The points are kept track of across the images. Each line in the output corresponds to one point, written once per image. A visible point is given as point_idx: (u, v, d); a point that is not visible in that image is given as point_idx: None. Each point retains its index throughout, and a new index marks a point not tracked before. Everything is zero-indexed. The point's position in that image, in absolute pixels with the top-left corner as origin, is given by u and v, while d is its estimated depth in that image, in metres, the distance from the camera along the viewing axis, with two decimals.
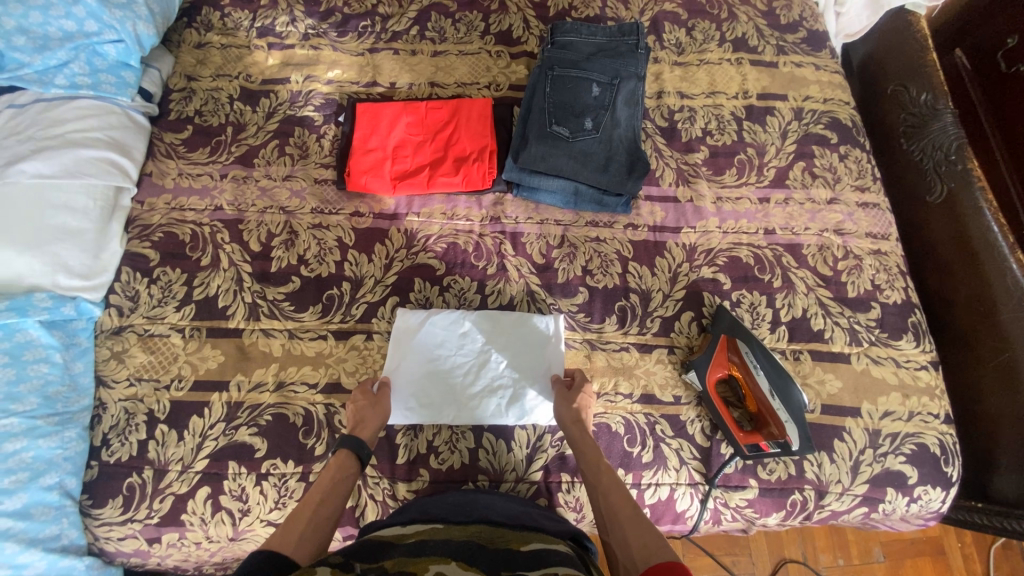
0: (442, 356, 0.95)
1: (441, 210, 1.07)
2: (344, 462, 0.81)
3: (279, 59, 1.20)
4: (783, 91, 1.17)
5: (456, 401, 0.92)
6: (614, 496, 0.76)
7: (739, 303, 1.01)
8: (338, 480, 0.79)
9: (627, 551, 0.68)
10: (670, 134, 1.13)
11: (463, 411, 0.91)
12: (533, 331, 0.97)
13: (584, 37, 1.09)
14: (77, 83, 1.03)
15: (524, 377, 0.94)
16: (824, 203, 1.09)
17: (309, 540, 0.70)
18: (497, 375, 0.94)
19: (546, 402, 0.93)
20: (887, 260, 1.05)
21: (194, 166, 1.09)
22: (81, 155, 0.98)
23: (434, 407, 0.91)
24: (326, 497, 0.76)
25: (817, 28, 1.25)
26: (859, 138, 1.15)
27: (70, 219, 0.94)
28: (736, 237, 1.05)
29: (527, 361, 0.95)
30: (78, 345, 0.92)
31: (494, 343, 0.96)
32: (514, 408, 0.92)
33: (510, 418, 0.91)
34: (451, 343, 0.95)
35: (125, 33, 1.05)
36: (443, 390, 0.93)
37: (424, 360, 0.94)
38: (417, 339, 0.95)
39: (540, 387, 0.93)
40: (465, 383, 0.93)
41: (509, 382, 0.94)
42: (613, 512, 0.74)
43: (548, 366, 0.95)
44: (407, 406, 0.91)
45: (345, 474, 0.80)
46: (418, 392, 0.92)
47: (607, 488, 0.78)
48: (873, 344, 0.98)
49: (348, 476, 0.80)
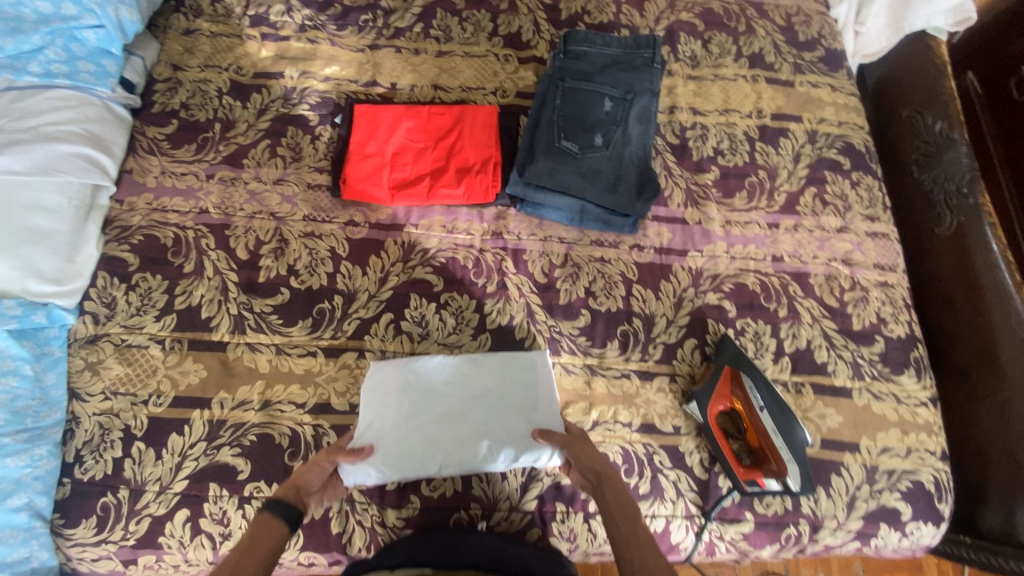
0: (420, 403, 0.89)
1: (441, 222, 1.02)
2: (269, 519, 0.69)
3: (273, 51, 1.13)
4: (798, 112, 1.14)
5: (434, 451, 0.85)
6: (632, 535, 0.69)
7: (744, 331, 0.98)
8: (262, 539, 0.66)
9: None
10: (681, 152, 1.09)
11: (444, 463, 0.85)
12: (522, 369, 0.92)
13: (599, 47, 1.04)
14: (52, 71, 0.96)
15: (507, 425, 0.88)
16: (835, 231, 1.06)
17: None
18: (479, 424, 0.88)
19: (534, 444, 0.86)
20: (893, 293, 1.04)
21: (178, 164, 1.02)
22: (54, 149, 0.92)
23: (410, 461, 0.84)
24: (243, 562, 0.63)
25: (834, 47, 1.22)
26: (871, 164, 1.12)
27: (42, 219, 0.89)
28: (744, 263, 1.02)
29: (513, 400, 0.90)
30: (50, 354, 0.87)
31: (476, 388, 0.90)
32: (501, 452, 0.85)
33: (495, 467, 0.85)
34: (431, 388, 0.90)
35: (107, 19, 0.98)
36: (421, 440, 0.86)
37: (403, 408, 0.88)
38: (394, 385, 0.89)
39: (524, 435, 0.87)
40: (448, 429, 0.87)
41: (496, 424, 0.88)
42: (630, 551, 0.67)
43: (548, 403, 0.89)
44: (382, 461, 0.83)
45: (270, 534, 0.67)
46: (396, 442, 0.85)
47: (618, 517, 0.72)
48: (875, 379, 0.98)
49: (275, 535, 0.68)
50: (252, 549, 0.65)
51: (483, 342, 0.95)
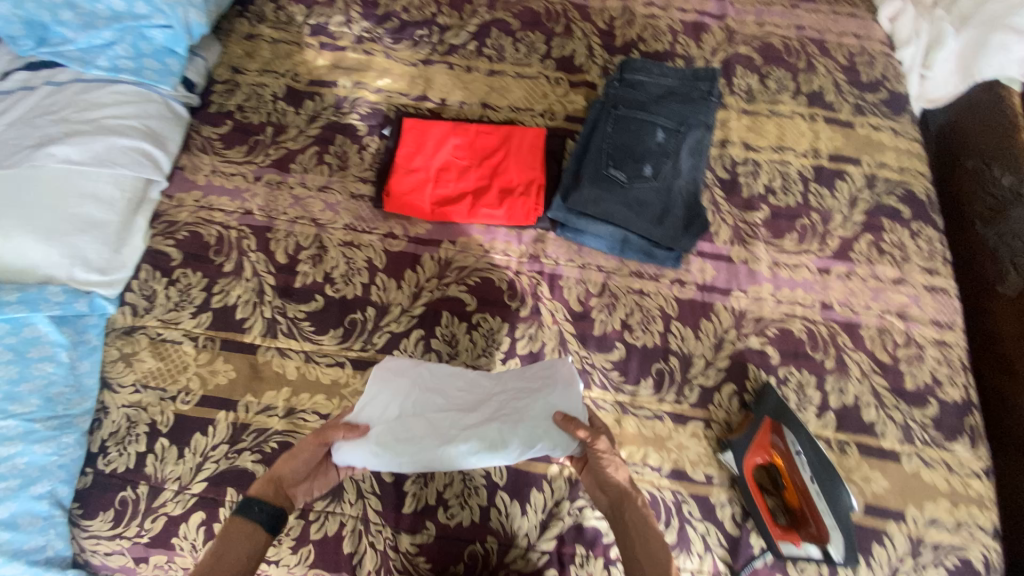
0: (431, 390, 0.83)
1: (479, 240, 1.01)
2: (241, 525, 0.65)
3: (329, 60, 1.15)
4: (856, 155, 1.09)
5: (437, 436, 0.78)
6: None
7: (787, 380, 0.93)
8: (233, 549, 0.62)
9: None
10: (730, 188, 1.05)
11: (448, 449, 0.76)
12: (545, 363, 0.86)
13: (655, 77, 1.03)
14: (119, 66, 0.99)
15: (519, 409, 0.79)
16: (890, 282, 1.00)
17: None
18: (489, 410, 0.81)
19: (550, 437, 0.76)
20: (951, 353, 0.97)
21: (229, 164, 1.04)
22: (114, 143, 0.95)
23: (410, 444, 0.77)
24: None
25: (898, 90, 1.17)
26: (933, 214, 1.06)
27: (94, 209, 0.91)
28: (791, 307, 0.98)
29: (531, 389, 0.82)
30: (87, 343, 0.88)
31: (488, 379, 0.86)
32: (510, 438, 0.76)
33: (505, 456, 0.75)
34: (440, 375, 0.85)
35: (175, 19, 1.00)
36: (424, 424, 0.79)
37: (412, 392, 0.82)
38: (407, 370, 0.85)
39: (537, 420, 0.77)
40: (458, 417, 0.80)
41: (510, 414, 0.79)
42: None
43: (568, 392, 0.80)
44: (380, 441, 0.76)
45: (241, 541, 0.63)
46: (396, 423, 0.78)
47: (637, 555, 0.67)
48: (926, 444, 0.91)
49: (246, 541, 0.64)
50: (219, 565, 0.61)
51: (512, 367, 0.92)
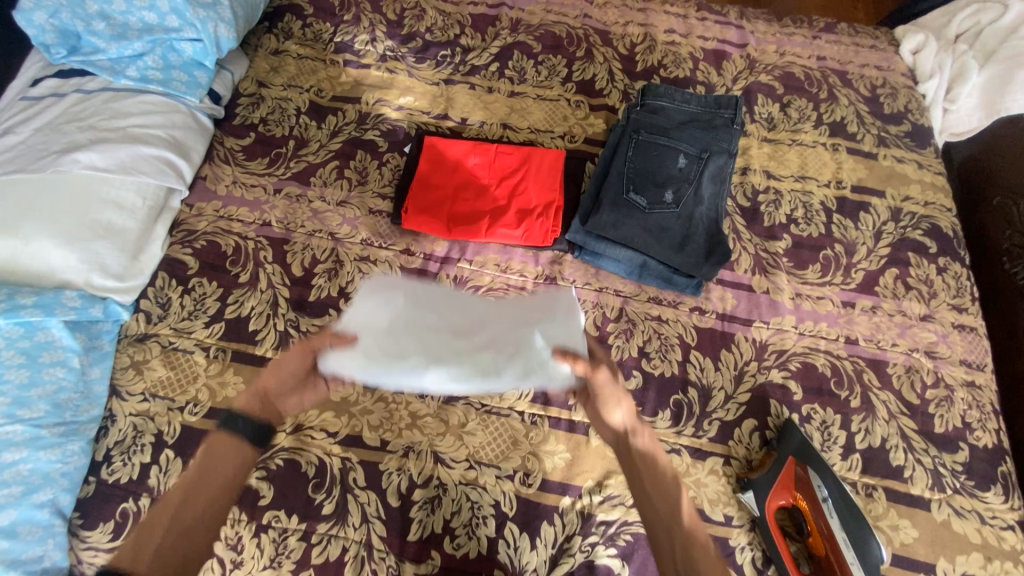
0: (427, 308, 0.87)
1: (496, 260, 1.00)
2: (224, 440, 0.75)
3: (353, 76, 1.16)
4: (880, 187, 1.08)
5: (428, 353, 0.82)
6: (659, 500, 0.75)
7: (810, 418, 0.89)
8: (216, 463, 0.73)
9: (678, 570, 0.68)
10: (751, 216, 1.04)
11: (438, 365, 0.81)
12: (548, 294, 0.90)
13: (678, 103, 1.03)
14: (148, 76, 1.02)
15: (513, 338, 0.84)
16: (917, 318, 0.98)
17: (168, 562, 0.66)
18: (482, 334, 0.85)
19: (546, 365, 0.81)
20: (981, 395, 0.93)
21: (250, 175, 1.05)
22: (137, 151, 0.96)
23: (402, 357, 0.81)
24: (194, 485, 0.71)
25: (922, 123, 1.16)
26: (959, 250, 1.04)
27: (115, 216, 0.92)
28: (813, 341, 0.95)
29: (525, 320, 0.86)
30: (99, 349, 0.88)
31: (483, 308, 0.89)
32: (501, 363, 0.82)
33: (494, 380, 0.81)
34: (436, 299, 0.89)
35: (205, 33, 1.02)
36: (416, 341, 0.82)
37: (404, 311, 0.85)
38: (401, 287, 0.88)
39: (529, 350, 0.82)
40: (449, 338, 0.84)
41: (505, 339, 0.84)
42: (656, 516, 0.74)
43: (565, 323, 0.84)
44: (371, 354, 0.81)
45: (223, 452, 0.74)
46: (388, 338, 0.82)
47: (648, 487, 0.76)
48: (957, 492, 0.87)
49: (227, 452, 0.74)
50: (204, 475, 0.72)
51: (525, 392, 0.89)
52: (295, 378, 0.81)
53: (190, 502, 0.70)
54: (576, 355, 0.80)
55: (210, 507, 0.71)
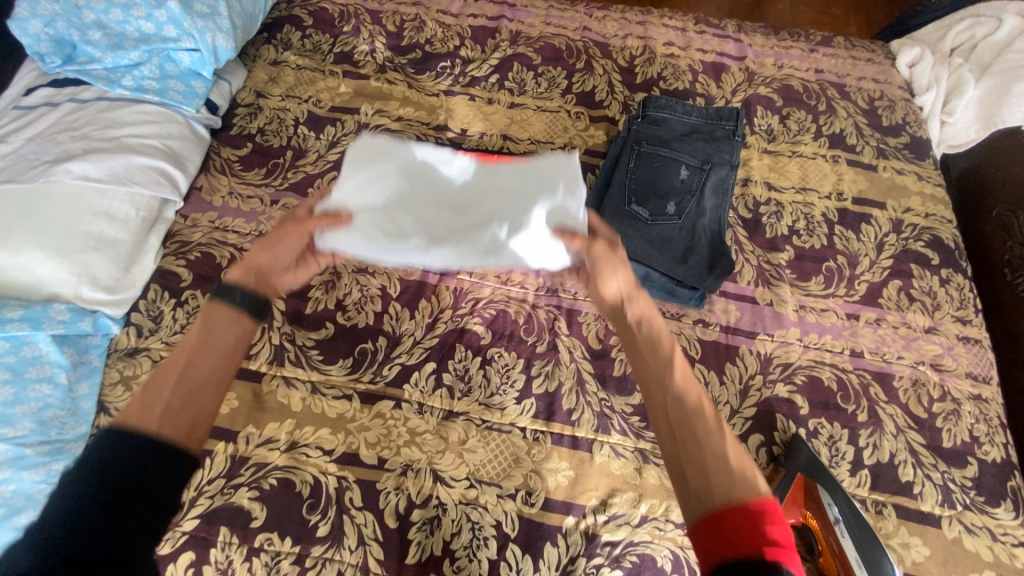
0: (424, 178, 0.79)
1: (496, 272, 0.98)
2: (224, 311, 0.63)
3: (352, 87, 1.16)
4: (881, 199, 1.08)
5: (431, 228, 0.76)
6: (679, 397, 0.59)
7: (817, 433, 0.88)
8: (217, 333, 0.62)
9: (703, 480, 0.53)
10: (753, 228, 1.03)
11: (444, 241, 0.75)
12: (552, 161, 0.81)
13: (678, 115, 1.03)
14: (144, 86, 1.00)
15: (520, 210, 0.76)
16: (921, 330, 0.97)
17: (180, 417, 0.57)
18: (486, 210, 0.77)
19: (552, 235, 0.75)
20: (987, 408, 0.92)
21: (246, 186, 1.03)
22: (132, 161, 0.94)
23: (404, 235, 0.75)
24: (194, 358, 0.60)
25: (920, 135, 1.16)
26: (961, 262, 1.04)
27: (108, 227, 0.90)
28: (818, 354, 0.94)
29: (533, 193, 0.78)
30: (87, 364, 0.85)
31: (483, 181, 0.80)
32: (509, 238, 0.74)
33: (500, 252, 0.74)
34: (431, 176, 0.79)
35: (203, 44, 1.02)
36: (416, 215, 0.76)
37: (400, 186, 0.77)
38: (391, 160, 0.79)
39: (535, 220, 0.75)
40: (450, 217, 0.77)
41: (512, 206, 0.77)
42: (672, 414, 0.58)
43: (573, 198, 0.78)
44: (369, 233, 0.74)
45: (223, 322, 0.63)
46: (387, 215, 0.76)
47: (663, 377, 0.61)
48: (967, 508, 0.85)
49: (228, 324, 0.63)
50: (205, 344, 0.61)
51: (526, 408, 0.87)
52: (290, 257, 0.71)
53: (195, 367, 0.60)
54: (577, 229, 0.75)
55: (219, 367, 0.62)
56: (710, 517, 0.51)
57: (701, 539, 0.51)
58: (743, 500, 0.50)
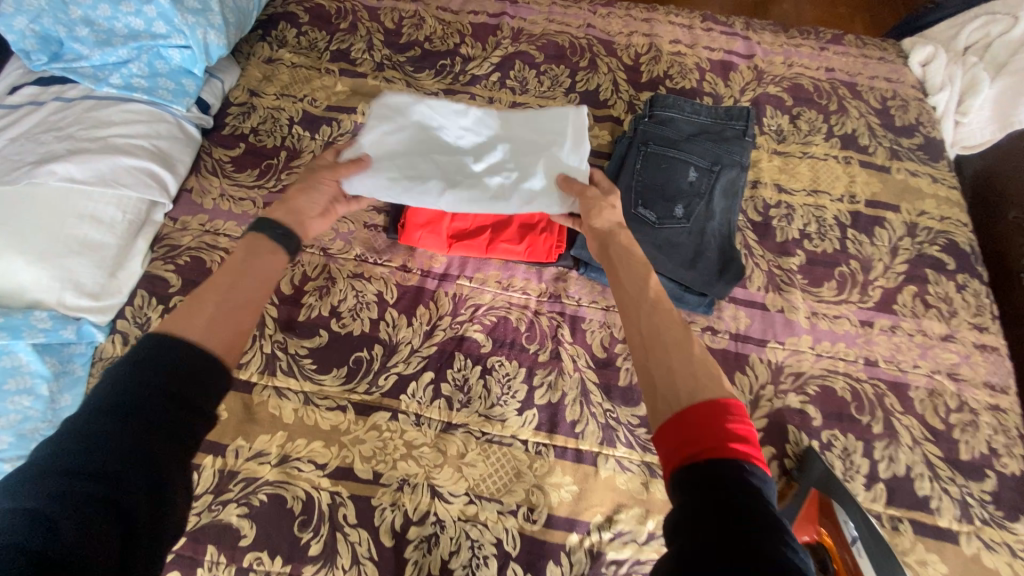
0: (447, 129, 0.90)
1: (497, 277, 0.95)
2: (264, 244, 0.70)
3: (348, 85, 1.12)
4: (895, 201, 1.04)
5: (447, 175, 0.86)
6: (655, 312, 0.65)
7: (831, 445, 0.84)
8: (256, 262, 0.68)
9: (671, 381, 0.57)
10: (763, 231, 1.00)
11: (458, 185, 0.85)
12: (558, 115, 0.91)
13: (687, 114, 1.00)
14: (132, 84, 0.97)
15: (526, 162, 0.87)
16: (938, 338, 0.93)
17: (221, 331, 0.59)
18: (498, 160, 0.88)
19: (554, 185, 0.85)
20: (1007, 420, 0.88)
21: (238, 188, 1.00)
22: (119, 162, 0.90)
23: (423, 179, 0.85)
24: (238, 279, 0.65)
25: (934, 135, 1.13)
26: (978, 267, 1.00)
27: (93, 231, 0.86)
28: (832, 363, 0.90)
29: (539, 146, 0.89)
30: (71, 373, 0.81)
31: (495, 137, 0.91)
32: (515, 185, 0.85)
33: (507, 196, 0.85)
34: (449, 130, 0.90)
35: (194, 40, 0.98)
36: (433, 163, 0.87)
37: (420, 141, 0.89)
38: (413, 116, 0.90)
39: (540, 170, 0.86)
40: (464, 166, 0.87)
41: (520, 160, 0.88)
42: (645, 323, 0.64)
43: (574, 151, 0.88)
44: (391, 176, 0.84)
45: (263, 254, 0.69)
46: (408, 163, 0.86)
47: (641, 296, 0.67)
48: (986, 524, 0.81)
49: (267, 257, 0.69)
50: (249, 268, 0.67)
51: (528, 420, 0.84)
52: (320, 204, 0.79)
53: (240, 286, 0.64)
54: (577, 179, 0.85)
55: (258, 292, 0.66)
56: (678, 420, 0.54)
57: (668, 442, 0.53)
58: (708, 400, 0.54)
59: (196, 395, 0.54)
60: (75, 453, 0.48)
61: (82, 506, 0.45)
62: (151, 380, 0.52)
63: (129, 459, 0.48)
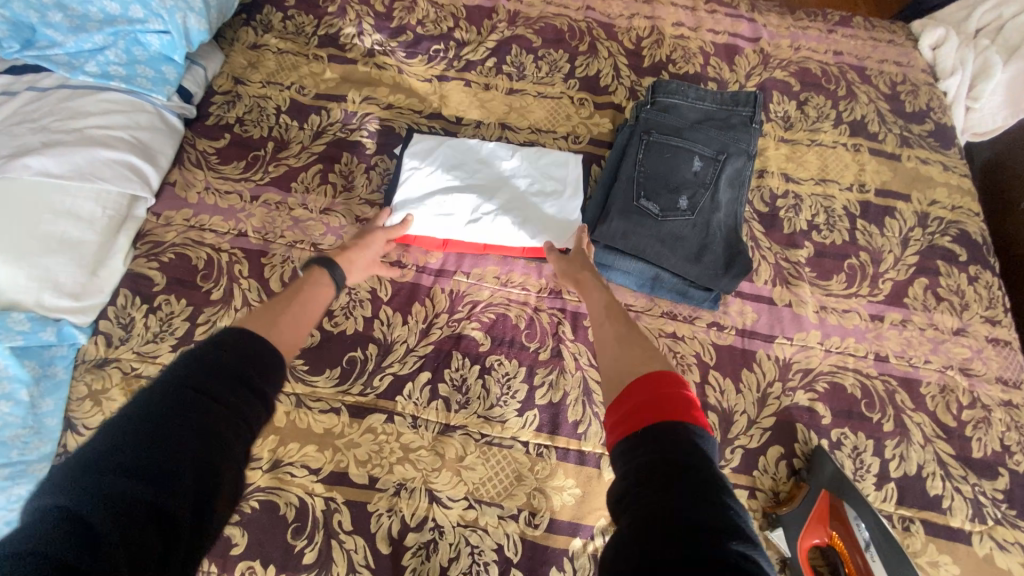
0: (466, 165, 0.93)
1: (495, 273, 0.92)
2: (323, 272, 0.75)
3: (337, 72, 1.07)
4: (906, 191, 1.01)
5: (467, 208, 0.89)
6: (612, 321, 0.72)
7: (840, 444, 0.82)
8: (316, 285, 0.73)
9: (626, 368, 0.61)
10: (771, 223, 0.96)
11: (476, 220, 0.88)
12: (564, 159, 0.95)
13: (691, 101, 0.95)
14: (109, 72, 0.92)
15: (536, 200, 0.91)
16: (949, 332, 0.91)
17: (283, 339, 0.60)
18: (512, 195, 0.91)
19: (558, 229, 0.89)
20: (1019, 415, 0.86)
21: (224, 181, 0.95)
22: (97, 155, 0.86)
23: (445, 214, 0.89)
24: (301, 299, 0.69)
25: (945, 122, 1.09)
26: (990, 258, 0.97)
27: (71, 228, 0.82)
28: (841, 358, 0.88)
29: (548, 185, 0.92)
30: (52, 377, 0.78)
31: (510, 172, 0.93)
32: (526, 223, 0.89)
33: (519, 232, 0.88)
34: (468, 165, 0.93)
35: (173, 25, 0.93)
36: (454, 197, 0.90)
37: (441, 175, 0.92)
38: (435, 153, 0.93)
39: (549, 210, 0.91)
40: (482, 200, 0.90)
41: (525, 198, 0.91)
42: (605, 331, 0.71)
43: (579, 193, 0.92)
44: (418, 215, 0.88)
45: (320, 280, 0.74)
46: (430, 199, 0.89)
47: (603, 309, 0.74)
48: (999, 523, 0.79)
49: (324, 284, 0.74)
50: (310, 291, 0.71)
51: (529, 421, 0.81)
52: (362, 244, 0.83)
53: (303, 304, 0.68)
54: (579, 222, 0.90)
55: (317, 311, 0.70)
56: (626, 401, 0.55)
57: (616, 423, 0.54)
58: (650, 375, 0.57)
59: (253, 381, 0.51)
60: (120, 441, 0.43)
61: (127, 492, 0.40)
62: (211, 365, 0.49)
63: (180, 442, 0.44)
